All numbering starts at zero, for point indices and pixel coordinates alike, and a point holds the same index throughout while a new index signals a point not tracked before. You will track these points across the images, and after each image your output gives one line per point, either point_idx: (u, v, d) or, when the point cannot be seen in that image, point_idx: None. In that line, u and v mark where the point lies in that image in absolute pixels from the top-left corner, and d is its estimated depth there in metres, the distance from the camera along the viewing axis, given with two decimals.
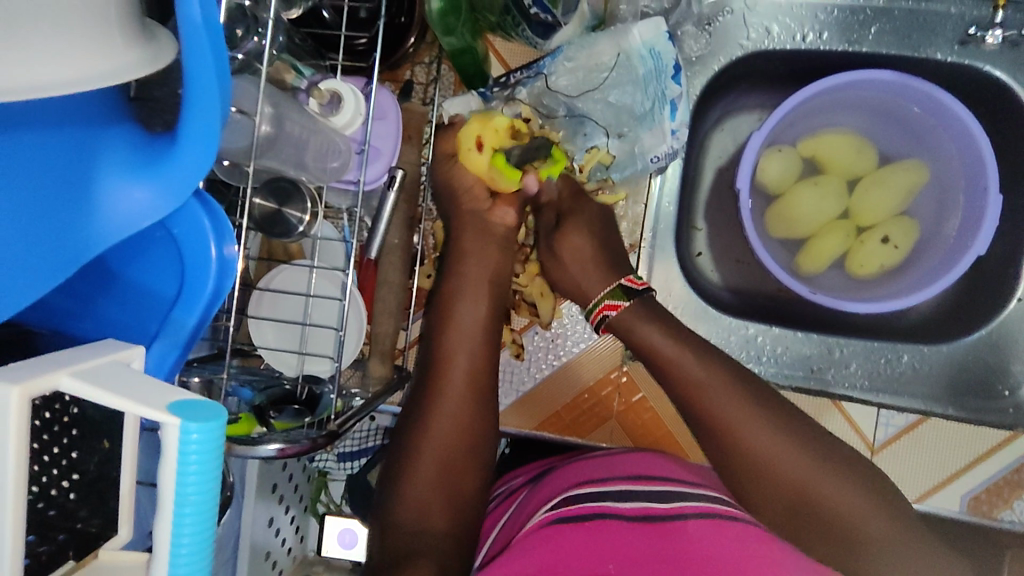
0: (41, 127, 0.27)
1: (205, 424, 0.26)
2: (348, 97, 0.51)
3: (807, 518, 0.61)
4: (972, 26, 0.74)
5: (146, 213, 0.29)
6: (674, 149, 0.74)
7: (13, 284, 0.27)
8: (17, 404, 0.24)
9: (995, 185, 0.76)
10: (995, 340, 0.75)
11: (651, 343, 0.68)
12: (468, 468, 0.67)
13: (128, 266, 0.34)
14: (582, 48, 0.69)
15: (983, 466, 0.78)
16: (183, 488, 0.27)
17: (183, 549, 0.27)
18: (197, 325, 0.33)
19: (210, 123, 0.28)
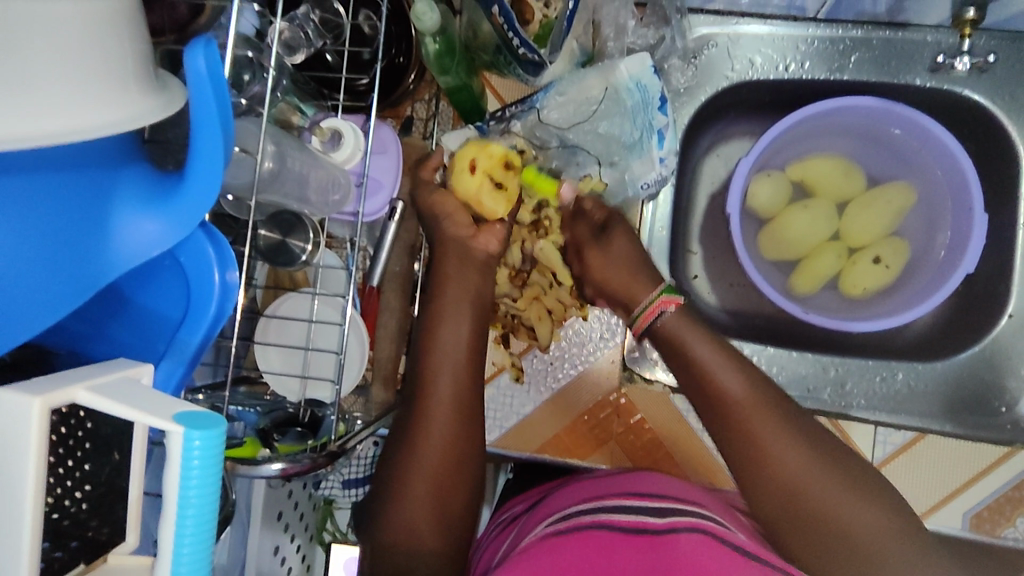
0: (61, 168, 0.30)
1: (206, 432, 0.28)
2: (349, 134, 0.55)
3: (820, 537, 0.60)
4: (939, 55, 0.76)
5: (155, 243, 0.32)
6: (663, 176, 0.78)
7: (32, 307, 0.30)
8: (38, 413, 0.26)
9: (980, 205, 0.77)
10: (989, 356, 0.76)
11: (685, 354, 0.67)
12: (465, 491, 0.67)
13: (140, 292, 0.37)
14: (572, 83, 0.73)
15: (983, 482, 0.77)
16: (185, 493, 0.29)
17: (184, 556, 0.29)
18: (201, 344, 0.36)
19: (214, 160, 0.31)
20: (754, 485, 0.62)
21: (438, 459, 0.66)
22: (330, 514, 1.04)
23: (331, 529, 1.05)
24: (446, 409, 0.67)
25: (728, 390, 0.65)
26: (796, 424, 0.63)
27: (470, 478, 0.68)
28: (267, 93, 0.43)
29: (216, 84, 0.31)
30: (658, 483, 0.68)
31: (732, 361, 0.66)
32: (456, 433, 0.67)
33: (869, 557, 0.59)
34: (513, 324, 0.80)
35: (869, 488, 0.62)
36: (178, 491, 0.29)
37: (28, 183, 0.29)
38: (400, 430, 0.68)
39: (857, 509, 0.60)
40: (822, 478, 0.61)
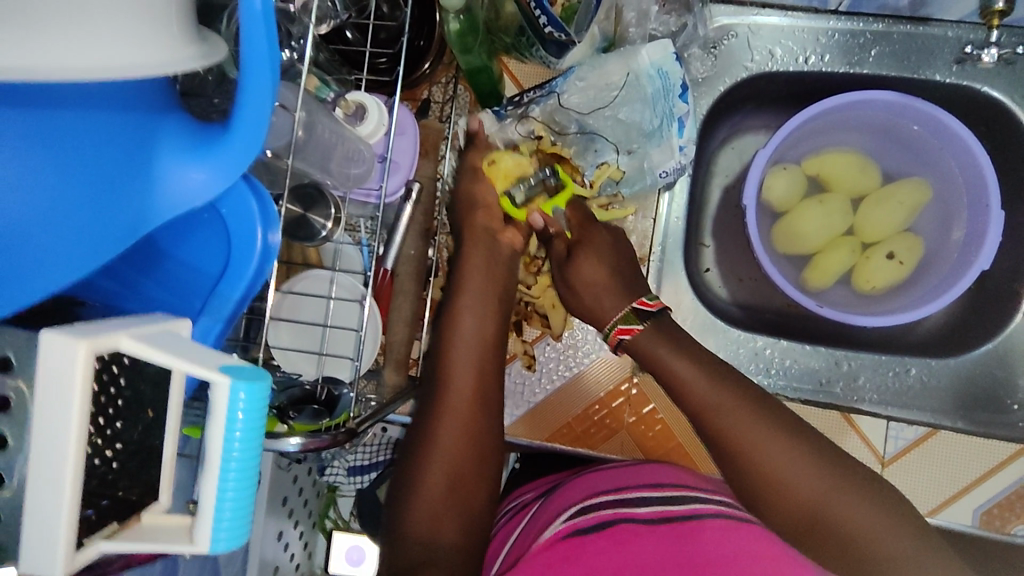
0: (110, 109, 0.29)
1: (251, 386, 0.28)
2: (373, 110, 0.54)
3: (816, 533, 0.60)
4: (968, 45, 0.76)
5: (198, 191, 0.31)
6: (682, 165, 0.77)
7: (59, 260, 0.29)
8: (83, 355, 0.25)
9: (996, 202, 0.77)
10: (1002, 354, 0.76)
11: (670, 367, 0.67)
12: (479, 477, 0.67)
13: (176, 246, 0.37)
14: (593, 68, 0.73)
15: (992, 481, 0.78)
16: (229, 447, 0.28)
17: (225, 512, 0.28)
18: (241, 300, 0.35)
19: (261, 109, 0.30)
20: (745, 486, 0.63)
21: (456, 444, 0.66)
22: (333, 501, 1.04)
23: (333, 516, 1.04)
24: (470, 391, 0.68)
25: (710, 394, 0.65)
26: (779, 423, 0.64)
27: (481, 463, 0.67)
28: (307, 63, 0.43)
29: (270, 27, 0.29)
30: (672, 475, 0.68)
31: (707, 369, 0.67)
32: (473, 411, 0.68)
33: (867, 558, 0.58)
34: (526, 312, 0.81)
35: (864, 487, 0.61)
36: (221, 445, 0.28)
37: (75, 121, 0.28)
38: (422, 415, 0.68)
39: (851, 502, 0.59)
40: (814, 477, 0.61)
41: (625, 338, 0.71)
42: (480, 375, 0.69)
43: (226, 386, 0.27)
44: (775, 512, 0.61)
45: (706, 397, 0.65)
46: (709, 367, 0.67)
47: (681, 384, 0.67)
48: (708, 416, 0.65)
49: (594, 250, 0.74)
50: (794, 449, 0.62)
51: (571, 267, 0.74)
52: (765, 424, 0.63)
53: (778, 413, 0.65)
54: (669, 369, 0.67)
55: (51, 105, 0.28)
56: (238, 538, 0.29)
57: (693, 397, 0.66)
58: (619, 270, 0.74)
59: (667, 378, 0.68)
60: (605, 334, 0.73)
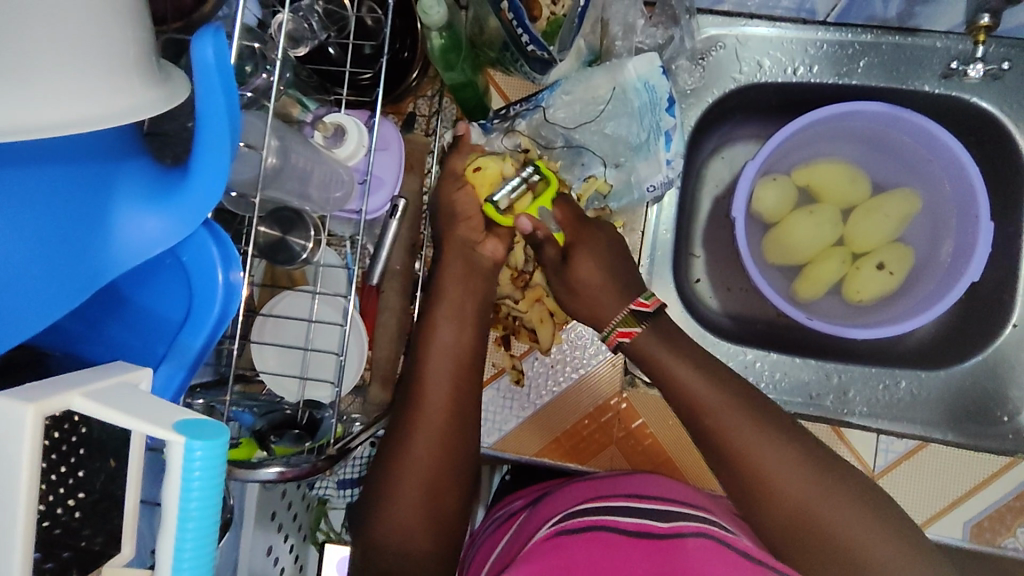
0: (63, 161, 0.29)
1: (208, 442, 0.27)
2: (352, 130, 0.53)
3: (800, 539, 0.60)
4: (955, 60, 0.76)
5: (157, 240, 0.31)
6: (669, 178, 0.76)
7: (20, 315, 0.28)
8: (30, 421, 0.25)
9: (987, 213, 0.77)
10: (992, 365, 0.75)
11: (668, 370, 0.67)
12: (454, 493, 0.66)
13: (140, 292, 0.36)
14: (579, 82, 0.72)
15: (983, 493, 0.77)
16: (185, 505, 0.27)
17: (184, 568, 0.28)
18: (203, 348, 0.34)
19: (221, 156, 0.30)
20: (735, 487, 0.63)
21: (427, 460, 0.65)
22: (324, 514, 1.05)
23: (324, 529, 1.05)
24: (439, 413, 0.66)
25: (709, 396, 0.64)
26: (773, 428, 0.63)
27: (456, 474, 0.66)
28: (273, 84, 0.43)
29: (225, 76, 0.30)
30: (660, 487, 0.68)
31: (703, 373, 0.66)
32: (442, 427, 0.66)
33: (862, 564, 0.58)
34: (514, 326, 0.80)
35: (857, 494, 0.61)
36: (177, 503, 0.27)
37: (24, 172, 0.27)
38: (389, 431, 0.66)
39: (843, 508, 0.59)
40: (809, 482, 0.60)
41: (624, 340, 0.69)
42: (465, 391, 0.68)
43: (181, 443, 0.27)
44: (770, 519, 0.61)
45: (708, 398, 0.64)
46: (704, 370, 0.66)
47: (675, 383, 0.66)
48: (703, 418, 0.64)
49: (589, 248, 0.71)
50: (790, 454, 0.62)
51: (567, 270, 0.71)
52: (764, 428, 0.63)
53: (776, 415, 0.65)
54: (663, 365, 0.67)
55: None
56: None
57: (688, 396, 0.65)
58: (615, 272, 0.71)
59: (663, 376, 0.67)
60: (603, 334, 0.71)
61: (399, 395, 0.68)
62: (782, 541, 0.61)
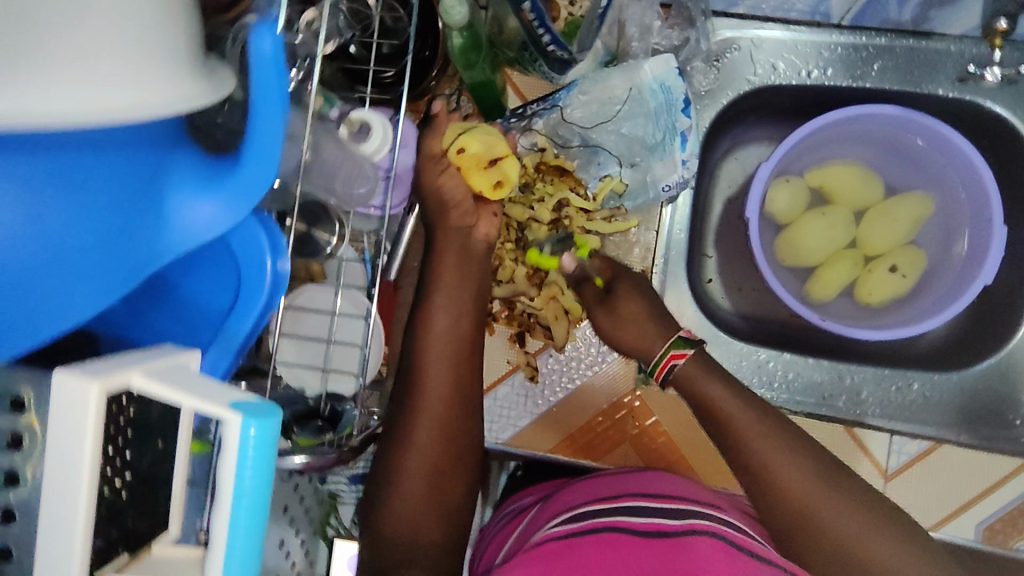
0: (121, 147, 0.29)
1: (262, 422, 0.28)
2: (378, 129, 0.54)
3: (815, 546, 0.62)
4: (970, 64, 0.76)
5: (212, 225, 0.32)
6: (684, 178, 0.77)
7: (73, 301, 0.29)
8: (94, 399, 0.25)
9: (1000, 217, 0.77)
10: (1006, 368, 0.76)
11: (689, 378, 0.71)
12: (459, 485, 0.68)
13: (186, 279, 0.38)
14: (595, 82, 0.73)
15: (997, 495, 0.77)
16: (240, 482, 0.28)
17: (236, 548, 0.28)
18: (249, 333, 0.35)
19: (272, 145, 0.31)
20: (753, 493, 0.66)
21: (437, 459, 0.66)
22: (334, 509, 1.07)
23: (334, 524, 1.08)
24: (445, 406, 0.66)
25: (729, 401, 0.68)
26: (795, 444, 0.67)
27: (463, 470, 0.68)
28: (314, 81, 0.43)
29: (278, 67, 0.31)
30: (672, 485, 0.68)
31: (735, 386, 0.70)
32: (444, 422, 0.66)
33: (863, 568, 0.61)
34: (529, 323, 0.80)
35: (866, 505, 0.64)
36: (232, 481, 0.28)
37: (81, 156, 0.28)
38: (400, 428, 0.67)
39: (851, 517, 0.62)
40: (819, 490, 0.64)
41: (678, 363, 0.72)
42: (473, 394, 0.69)
43: (236, 423, 0.27)
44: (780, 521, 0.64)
45: (727, 404, 0.69)
46: (736, 386, 0.70)
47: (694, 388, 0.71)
48: (729, 424, 0.68)
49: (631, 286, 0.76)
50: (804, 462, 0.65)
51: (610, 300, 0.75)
52: (779, 437, 0.67)
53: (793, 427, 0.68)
54: (685, 374, 0.72)
55: (54, 145, 0.27)
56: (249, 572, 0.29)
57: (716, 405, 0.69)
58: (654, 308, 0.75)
59: (683, 382, 0.72)
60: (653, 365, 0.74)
61: (399, 389, 0.68)
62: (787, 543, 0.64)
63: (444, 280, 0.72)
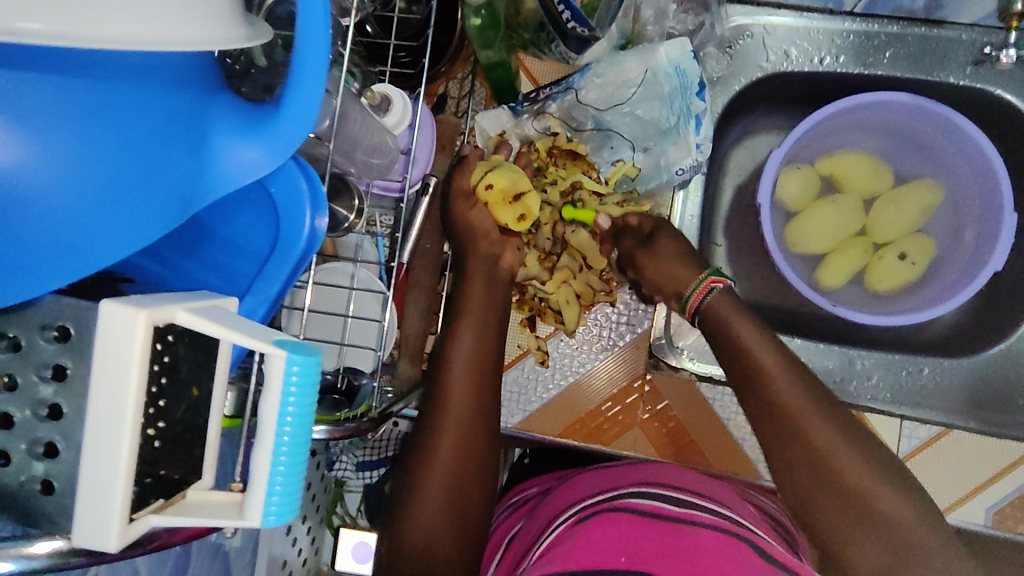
0: (153, 84, 0.27)
1: (304, 357, 0.28)
2: (398, 104, 0.54)
3: (844, 526, 0.55)
4: (987, 45, 0.76)
5: (249, 170, 0.30)
6: (698, 162, 0.77)
7: (103, 247, 0.26)
8: (142, 329, 0.24)
9: (1010, 203, 0.77)
10: (1016, 354, 0.76)
11: (742, 341, 0.69)
12: (475, 479, 0.65)
13: (222, 226, 0.37)
14: (610, 65, 0.73)
15: (999, 484, 0.77)
16: (284, 418, 0.28)
17: (276, 488, 0.28)
18: (286, 282, 0.35)
19: (317, 84, 0.29)
20: (811, 509, 0.57)
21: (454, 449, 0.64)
22: (340, 497, 1.08)
23: (339, 512, 1.08)
24: (465, 400, 0.65)
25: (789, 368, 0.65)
26: (869, 450, 0.57)
27: (481, 462, 0.66)
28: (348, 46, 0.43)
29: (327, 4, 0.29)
30: (682, 478, 0.67)
31: (798, 368, 0.61)
32: (465, 415, 0.65)
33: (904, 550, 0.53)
34: (540, 308, 0.80)
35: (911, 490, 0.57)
36: (276, 417, 0.28)
37: (120, 87, 0.26)
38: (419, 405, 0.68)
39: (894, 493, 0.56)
40: (867, 465, 0.58)
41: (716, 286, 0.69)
42: (491, 378, 0.68)
43: (282, 356, 0.28)
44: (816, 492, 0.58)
45: (787, 369, 0.65)
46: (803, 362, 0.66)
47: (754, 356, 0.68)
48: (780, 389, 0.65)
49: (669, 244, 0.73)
50: (855, 436, 0.60)
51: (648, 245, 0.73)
52: (836, 410, 0.62)
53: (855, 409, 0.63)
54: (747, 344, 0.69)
55: (96, 73, 0.25)
56: (289, 514, 0.29)
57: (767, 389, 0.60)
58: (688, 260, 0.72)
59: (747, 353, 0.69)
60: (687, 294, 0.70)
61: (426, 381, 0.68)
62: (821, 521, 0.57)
63: (456, 261, 0.72)
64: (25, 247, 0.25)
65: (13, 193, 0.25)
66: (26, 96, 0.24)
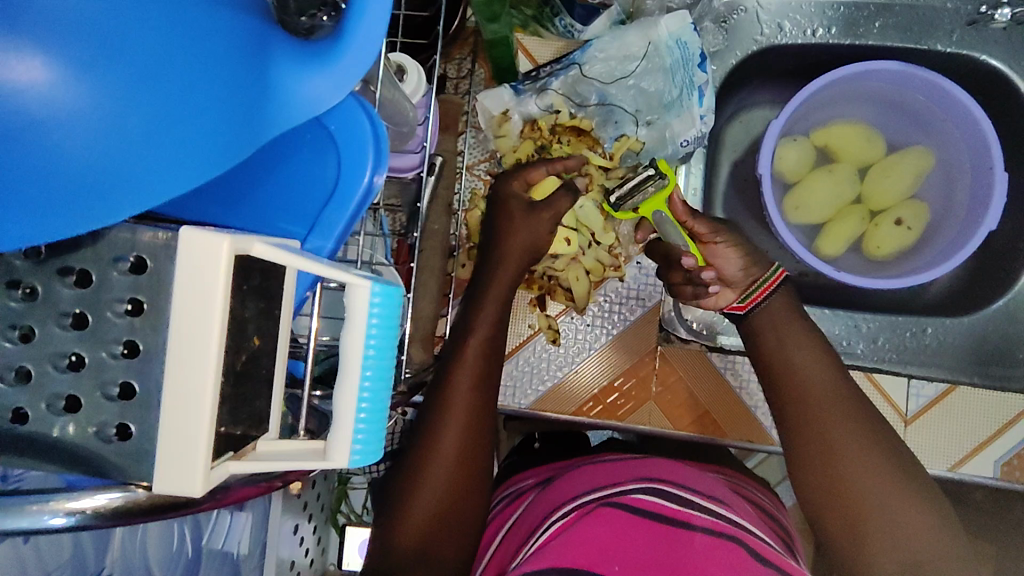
0: (221, 10, 0.26)
1: (386, 288, 0.30)
2: (414, 74, 0.54)
3: (854, 526, 0.57)
4: (979, 6, 0.78)
5: (313, 102, 0.28)
6: (703, 133, 0.78)
7: (166, 178, 0.25)
8: (227, 255, 0.24)
9: (1000, 164, 0.80)
10: (1013, 310, 0.78)
11: (755, 327, 0.69)
12: (482, 455, 0.65)
13: (270, 173, 0.38)
14: (612, 40, 0.75)
15: (1013, 431, 0.79)
16: (368, 347, 0.30)
17: (362, 419, 0.30)
18: (350, 219, 0.38)
19: (382, 18, 0.28)
20: (820, 498, 0.60)
21: (466, 427, 0.64)
22: (345, 496, 1.05)
23: (344, 511, 1.05)
24: (472, 382, 0.66)
25: (802, 361, 0.64)
26: (895, 454, 0.60)
27: (486, 441, 0.66)
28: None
29: None
30: (673, 473, 0.64)
31: (835, 367, 0.64)
32: (473, 404, 0.65)
33: (912, 554, 0.55)
34: (550, 286, 0.80)
35: (922, 493, 0.58)
36: (360, 348, 0.29)
37: (183, 10, 0.24)
38: (434, 385, 0.67)
39: (906, 498, 0.57)
40: (883, 467, 0.58)
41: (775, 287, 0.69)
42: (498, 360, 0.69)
43: (366, 285, 0.29)
44: (824, 494, 0.59)
45: (799, 362, 0.64)
46: (818, 351, 0.65)
47: (770, 349, 0.66)
48: (793, 381, 0.64)
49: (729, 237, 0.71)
50: (868, 433, 0.60)
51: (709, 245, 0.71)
52: (852, 405, 0.61)
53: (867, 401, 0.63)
54: (761, 334, 0.68)
55: None
56: (370, 449, 0.30)
57: (799, 387, 0.63)
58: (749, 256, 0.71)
59: (761, 345, 0.67)
60: (745, 293, 0.70)
61: (440, 365, 0.68)
62: (835, 522, 0.58)
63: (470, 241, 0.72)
64: (82, 176, 0.23)
65: (70, 119, 0.23)
66: (92, 8, 0.22)
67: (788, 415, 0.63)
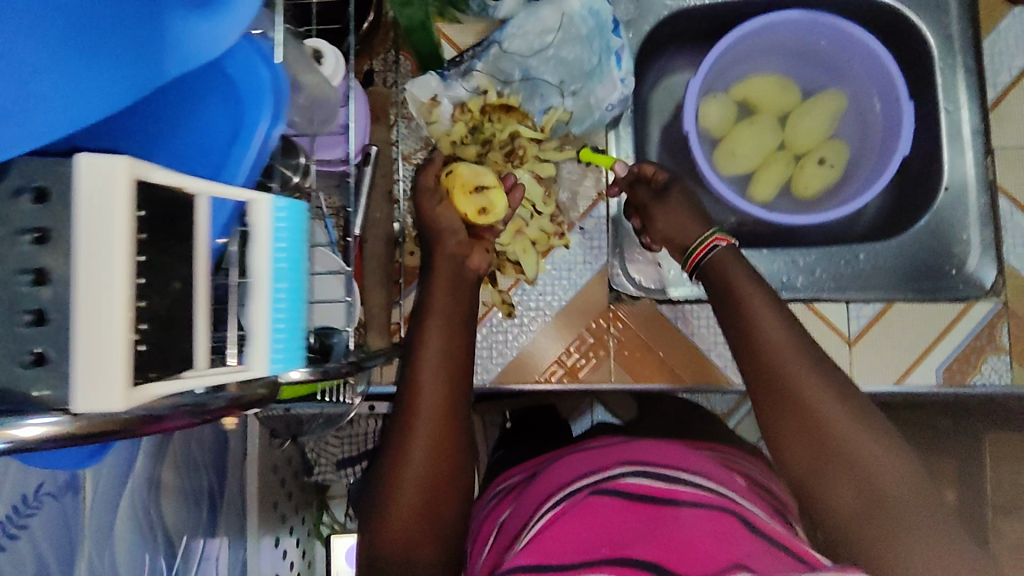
0: None
1: (290, 202, 0.33)
2: (330, 57, 0.56)
3: (824, 465, 0.57)
4: None
5: (202, 48, 0.30)
6: (626, 95, 0.82)
7: (50, 114, 0.26)
8: (124, 175, 0.26)
9: (904, 94, 0.84)
10: (936, 228, 0.83)
11: (723, 272, 0.68)
12: (461, 430, 0.66)
13: (180, 118, 0.38)
14: (528, 18, 0.77)
15: (950, 337, 0.83)
16: (277, 259, 0.33)
17: (281, 323, 0.33)
18: (254, 156, 0.38)
19: None
20: (789, 442, 0.59)
21: (438, 409, 0.64)
22: (325, 506, 1.05)
23: (327, 522, 1.04)
24: (441, 372, 0.66)
25: (763, 311, 0.64)
26: (858, 406, 0.59)
27: (461, 419, 0.66)
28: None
29: None
30: (654, 451, 0.64)
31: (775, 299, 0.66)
32: (448, 398, 0.65)
33: (880, 492, 0.54)
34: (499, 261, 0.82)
35: (889, 436, 0.58)
36: (270, 260, 0.33)
37: None
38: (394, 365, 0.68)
39: (872, 442, 0.57)
40: (849, 410, 0.58)
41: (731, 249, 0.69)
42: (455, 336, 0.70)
43: (266, 200, 0.33)
44: (795, 437, 0.59)
45: (760, 309, 0.64)
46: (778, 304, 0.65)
47: (734, 300, 0.66)
48: (754, 328, 0.63)
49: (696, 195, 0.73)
50: (832, 379, 0.60)
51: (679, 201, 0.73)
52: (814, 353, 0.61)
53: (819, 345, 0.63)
54: (726, 287, 0.67)
55: None
56: (292, 350, 0.34)
57: (762, 336, 0.62)
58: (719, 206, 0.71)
59: (725, 294, 0.67)
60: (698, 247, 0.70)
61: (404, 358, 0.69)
62: (806, 463, 0.58)
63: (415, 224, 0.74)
64: None
65: None
66: None
67: (753, 364, 0.62)
